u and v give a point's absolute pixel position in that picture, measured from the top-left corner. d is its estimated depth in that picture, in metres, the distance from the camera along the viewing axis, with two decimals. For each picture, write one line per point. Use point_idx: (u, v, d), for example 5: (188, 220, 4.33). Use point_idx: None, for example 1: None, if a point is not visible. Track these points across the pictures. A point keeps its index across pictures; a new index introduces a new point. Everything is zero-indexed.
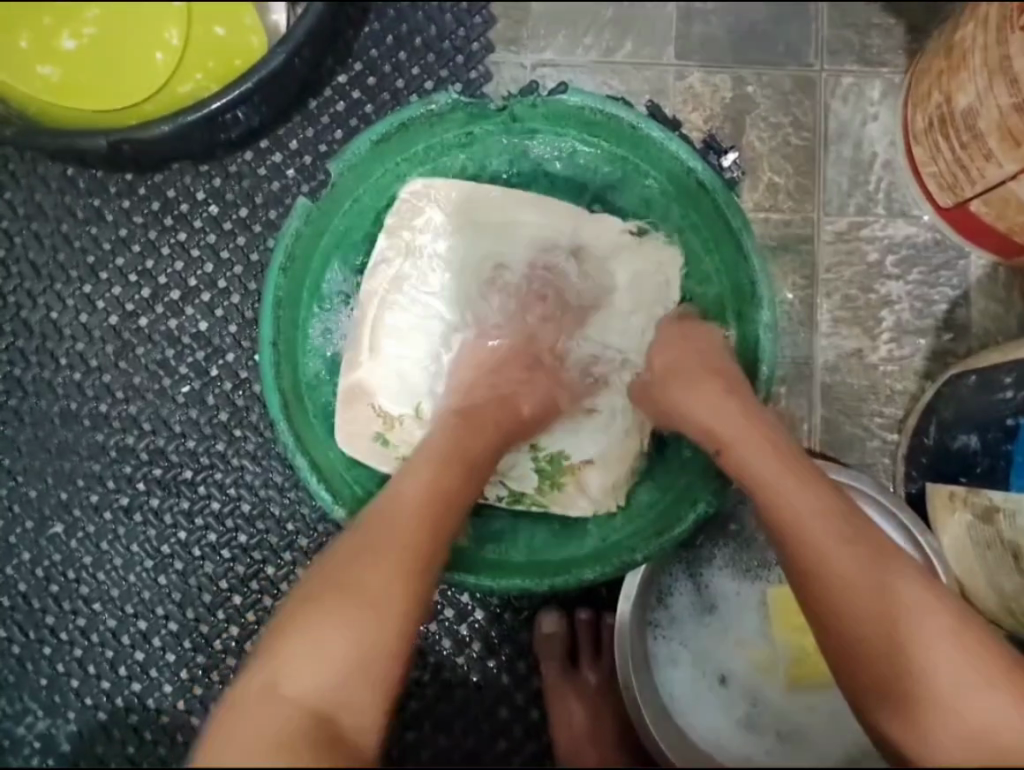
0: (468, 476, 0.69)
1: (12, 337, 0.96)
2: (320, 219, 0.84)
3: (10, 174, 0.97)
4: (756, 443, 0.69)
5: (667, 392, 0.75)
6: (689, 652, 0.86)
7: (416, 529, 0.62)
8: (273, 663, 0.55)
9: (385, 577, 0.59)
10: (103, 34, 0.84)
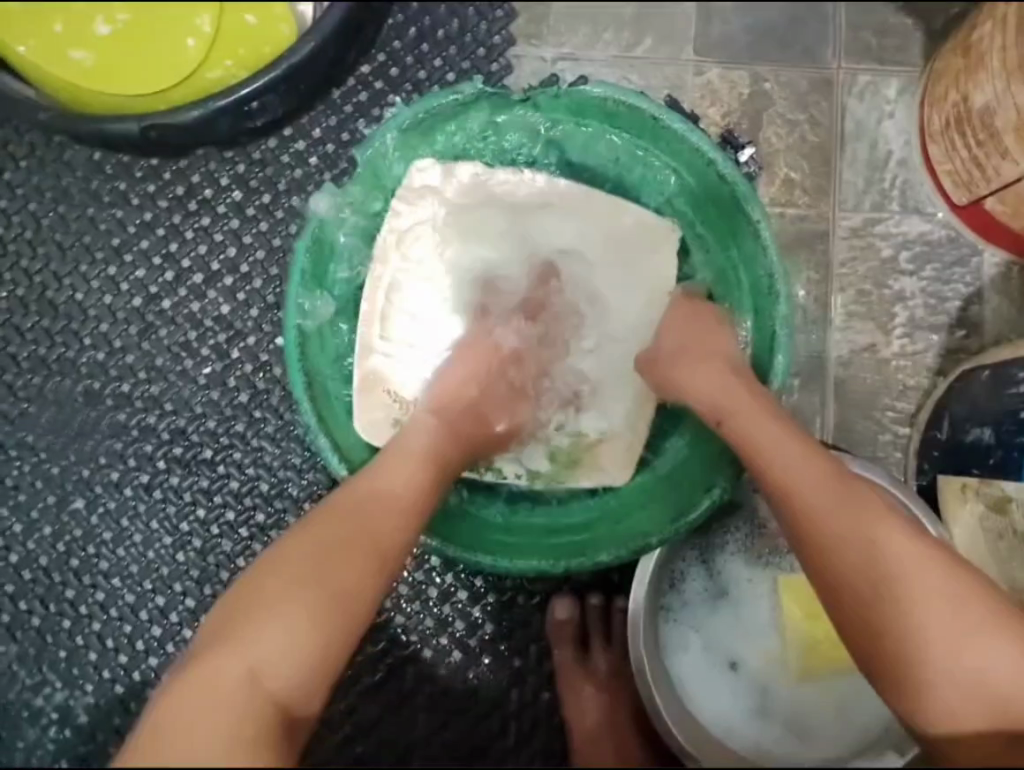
0: (439, 482, 0.71)
1: (37, 316, 0.98)
2: (343, 207, 0.86)
3: (37, 156, 0.99)
4: (757, 414, 0.71)
5: (672, 364, 0.77)
6: (699, 637, 0.88)
7: (382, 529, 0.65)
8: (240, 648, 0.56)
9: (354, 576, 0.61)
10: (135, 20, 0.86)
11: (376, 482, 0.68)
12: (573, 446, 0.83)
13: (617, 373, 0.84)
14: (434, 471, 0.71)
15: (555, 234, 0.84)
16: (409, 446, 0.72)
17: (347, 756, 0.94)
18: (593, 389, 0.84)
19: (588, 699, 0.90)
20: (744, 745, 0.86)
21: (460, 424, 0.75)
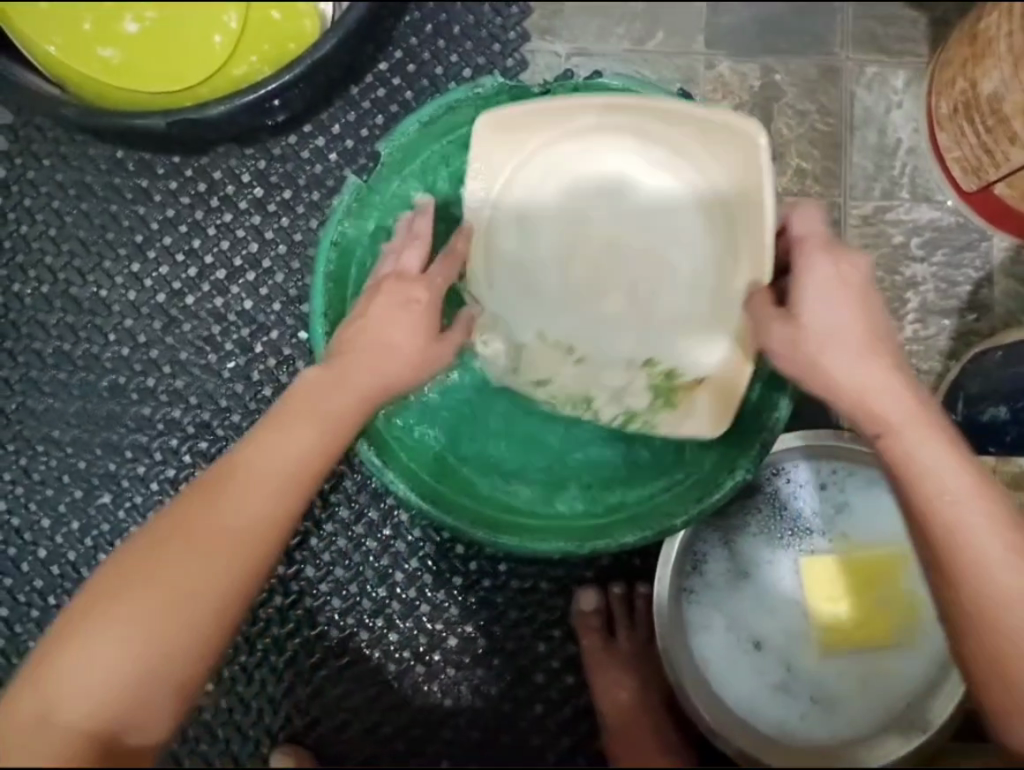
0: (323, 449, 0.66)
1: (62, 312, 1.00)
2: (370, 199, 0.87)
3: (61, 156, 1.01)
4: (908, 424, 0.64)
5: (810, 347, 0.66)
6: (722, 618, 0.89)
7: (247, 512, 0.63)
8: (54, 659, 0.61)
9: (195, 570, 0.61)
10: (163, 17, 0.87)
11: (246, 455, 0.65)
12: (670, 384, 0.81)
13: (720, 309, 0.81)
14: (316, 439, 0.65)
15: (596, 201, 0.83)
16: (291, 408, 0.66)
17: (376, 742, 0.96)
18: (692, 322, 0.83)
19: (620, 684, 0.92)
20: (766, 722, 0.88)
21: (351, 383, 0.67)
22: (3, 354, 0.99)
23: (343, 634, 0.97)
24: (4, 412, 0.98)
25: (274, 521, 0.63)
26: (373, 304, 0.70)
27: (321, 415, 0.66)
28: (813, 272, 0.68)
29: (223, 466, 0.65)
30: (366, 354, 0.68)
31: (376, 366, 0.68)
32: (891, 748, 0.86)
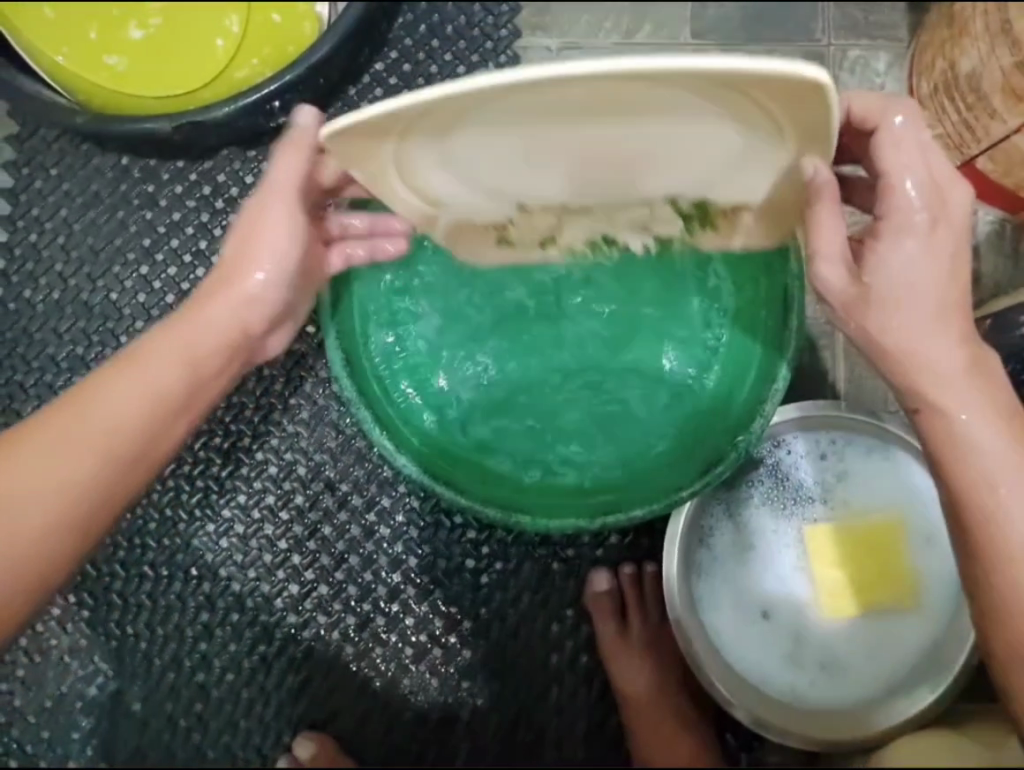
0: (139, 425, 0.64)
1: (74, 317, 1.02)
2: None
3: (68, 165, 1.03)
4: (966, 397, 0.64)
5: (876, 319, 0.64)
6: (730, 590, 0.91)
7: (31, 491, 0.60)
8: None
9: None
10: (166, 25, 0.91)
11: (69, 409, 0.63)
12: (704, 215, 0.70)
13: (745, 171, 0.63)
14: (134, 412, 0.63)
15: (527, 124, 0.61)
16: (121, 364, 0.65)
17: (395, 726, 0.99)
18: (708, 178, 0.64)
19: (637, 668, 0.95)
20: (779, 690, 0.90)
21: (181, 348, 0.65)
22: (18, 360, 1.02)
23: (359, 620, 0.99)
24: (20, 417, 1.01)
25: (80, 492, 0.62)
26: (243, 222, 0.68)
27: (126, 392, 0.64)
28: (907, 236, 0.62)
29: (24, 428, 0.63)
30: (181, 333, 0.66)
31: (191, 341, 0.66)
32: (897, 710, 0.89)
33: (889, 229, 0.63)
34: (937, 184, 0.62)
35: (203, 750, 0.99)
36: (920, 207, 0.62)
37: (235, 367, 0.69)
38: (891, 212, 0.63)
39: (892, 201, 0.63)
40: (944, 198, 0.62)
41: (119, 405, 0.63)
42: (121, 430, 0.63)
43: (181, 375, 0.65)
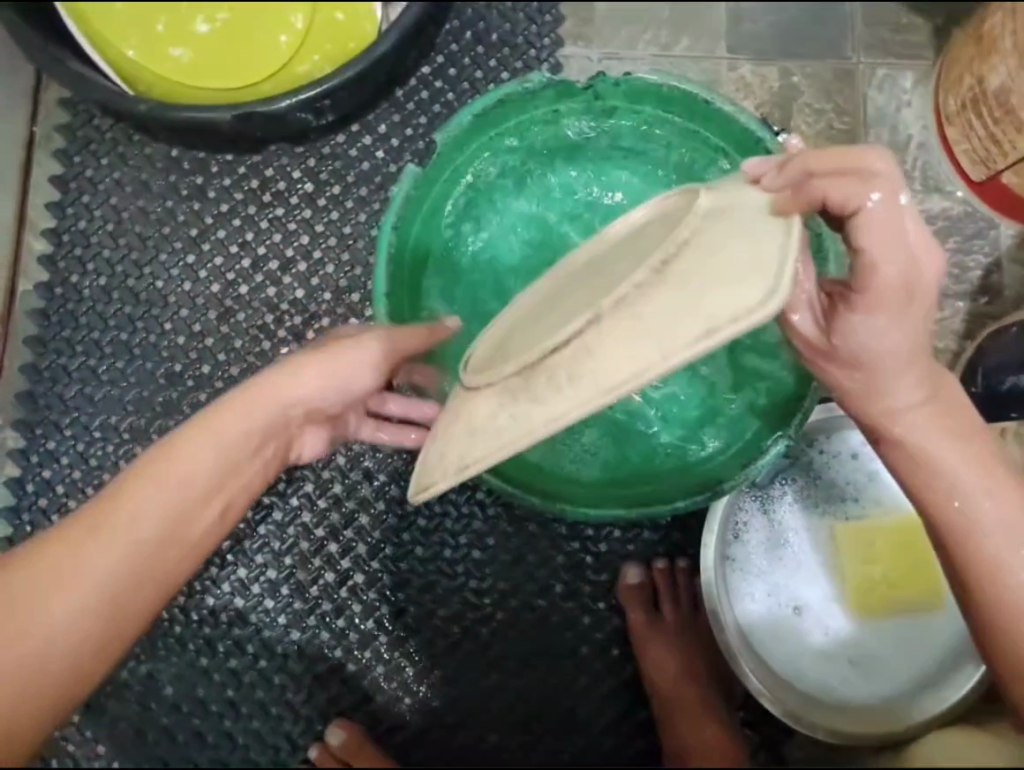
0: (200, 518, 0.65)
1: (119, 303, 1.04)
2: (426, 183, 0.92)
3: (119, 154, 1.06)
4: (919, 418, 0.67)
5: (843, 372, 0.68)
6: (763, 585, 0.93)
7: (69, 582, 0.60)
8: None
9: (47, 632, 0.60)
10: (233, 19, 0.94)
11: (125, 503, 0.62)
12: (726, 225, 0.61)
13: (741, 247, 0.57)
14: (193, 505, 0.64)
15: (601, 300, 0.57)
16: (172, 455, 0.63)
17: (427, 714, 0.99)
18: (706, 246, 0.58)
19: (668, 655, 0.96)
20: (811, 685, 0.91)
21: (237, 444, 0.65)
22: (62, 343, 1.03)
23: (394, 609, 1.00)
24: (63, 400, 1.03)
25: (150, 586, 0.63)
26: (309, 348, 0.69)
27: (166, 487, 0.63)
28: (876, 311, 0.63)
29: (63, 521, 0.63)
30: (221, 438, 0.65)
31: (231, 437, 0.65)
32: (933, 703, 0.90)
33: (862, 302, 0.63)
34: (915, 280, 0.61)
35: (234, 735, 0.99)
36: (894, 300, 0.62)
37: (266, 451, 0.69)
38: (866, 289, 0.62)
39: (867, 279, 0.62)
40: (915, 286, 0.61)
41: (159, 500, 0.63)
42: (183, 522, 0.64)
43: (236, 466, 0.66)
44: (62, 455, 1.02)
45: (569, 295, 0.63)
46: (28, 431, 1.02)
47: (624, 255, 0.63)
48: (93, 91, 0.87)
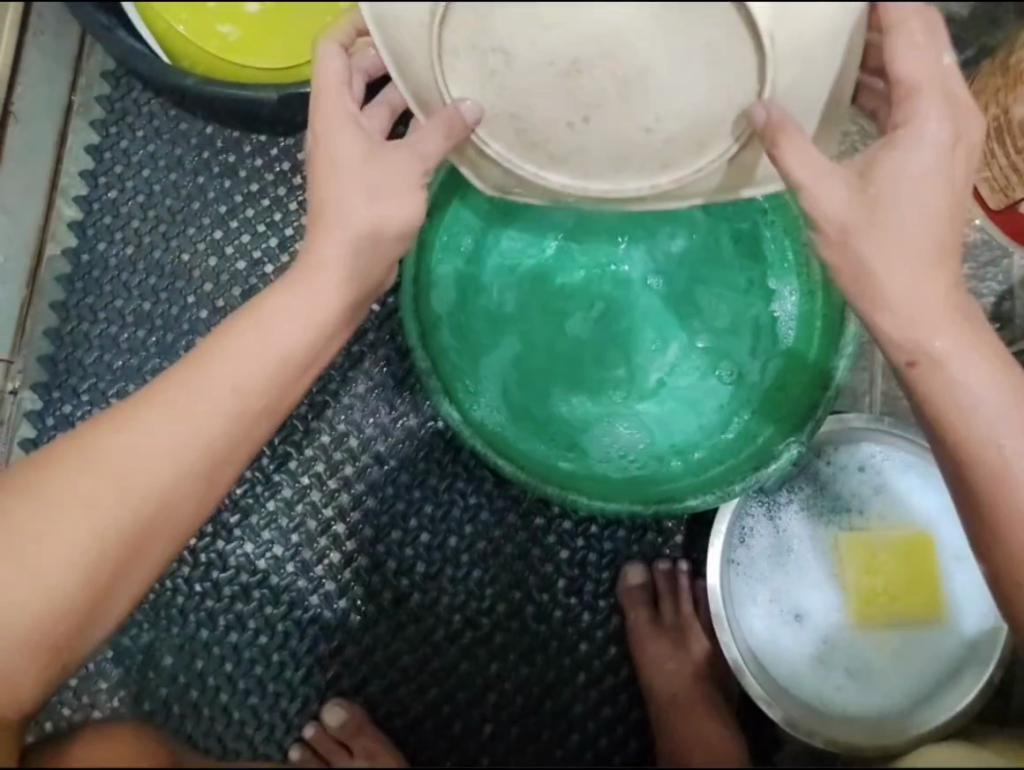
0: (290, 378, 0.69)
1: (144, 274, 1.05)
2: (451, 214, 0.95)
3: (154, 128, 1.07)
4: (951, 336, 0.66)
5: (872, 248, 0.64)
6: (766, 591, 0.94)
7: (167, 445, 0.66)
8: (22, 550, 0.65)
9: (156, 470, 0.66)
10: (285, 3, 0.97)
11: (224, 360, 0.67)
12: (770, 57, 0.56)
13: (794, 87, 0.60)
14: (287, 367, 0.68)
15: (674, 146, 0.60)
16: (263, 313, 0.68)
17: (423, 700, 1.00)
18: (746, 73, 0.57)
19: (666, 656, 0.97)
20: (808, 692, 0.92)
21: (322, 304, 0.69)
22: (85, 310, 1.05)
23: (397, 594, 1.01)
24: (81, 365, 1.04)
25: (245, 434, 0.69)
26: (319, 174, 0.68)
27: (259, 352, 0.67)
28: (923, 144, 0.62)
29: (145, 390, 0.68)
30: (307, 300, 0.68)
31: (315, 303, 0.68)
32: (939, 710, 0.91)
33: (907, 135, 0.62)
34: (950, 93, 0.62)
35: (231, 710, 0.99)
36: (943, 120, 0.62)
37: (353, 318, 0.73)
38: (910, 118, 0.62)
39: (914, 105, 0.62)
40: (952, 92, 0.62)
41: (252, 360, 0.67)
42: (272, 380, 0.68)
43: (317, 329, 0.69)
44: (76, 419, 1.02)
45: (608, 117, 0.58)
46: (45, 394, 1.03)
47: (691, 97, 0.57)
48: (132, 56, 0.92)
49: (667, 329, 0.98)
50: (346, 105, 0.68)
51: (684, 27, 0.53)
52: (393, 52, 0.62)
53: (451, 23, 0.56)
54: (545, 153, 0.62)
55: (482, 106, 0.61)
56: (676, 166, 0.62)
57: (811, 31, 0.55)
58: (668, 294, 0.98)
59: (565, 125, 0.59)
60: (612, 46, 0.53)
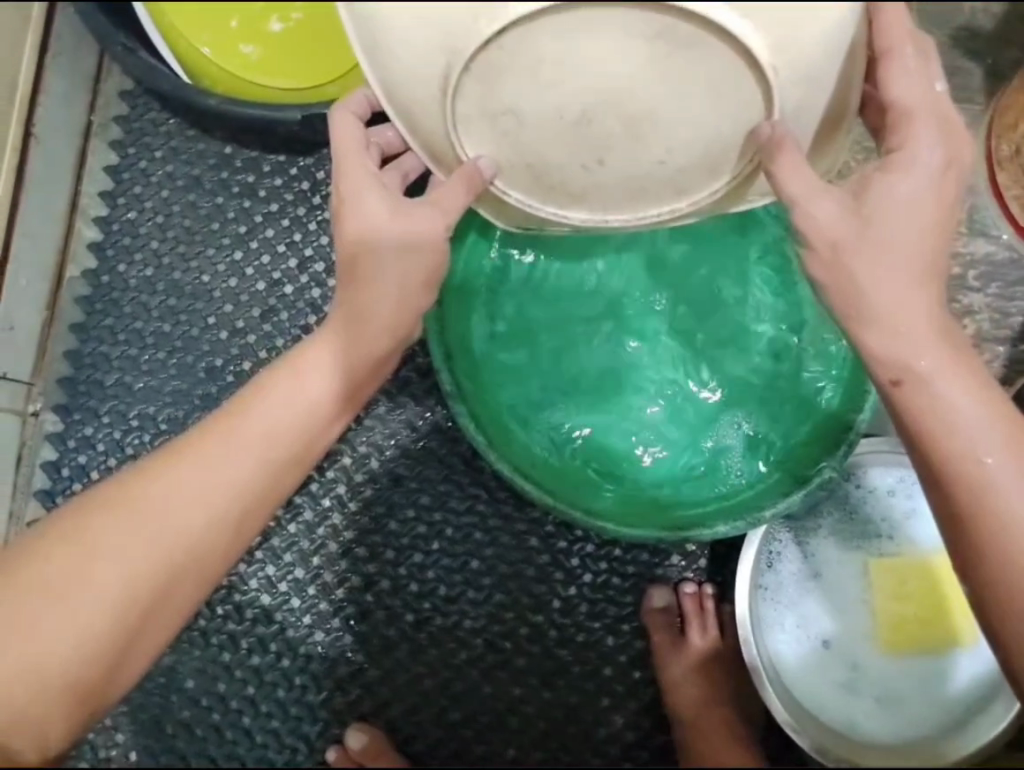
0: (321, 428, 0.71)
1: (164, 295, 1.04)
2: (470, 241, 0.93)
3: (173, 148, 1.06)
4: (935, 355, 0.63)
5: (859, 265, 0.61)
6: (794, 615, 0.93)
7: (200, 493, 0.67)
8: (53, 595, 0.65)
9: (188, 517, 0.66)
10: (304, 20, 0.96)
11: (258, 411, 0.69)
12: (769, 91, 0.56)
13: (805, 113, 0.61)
14: (316, 416, 0.70)
15: (686, 175, 0.62)
16: (296, 365, 0.70)
17: (444, 723, 0.99)
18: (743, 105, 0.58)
19: (688, 680, 0.96)
20: (835, 718, 0.91)
21: (349, 355, 0.70)
22: (105, 330, 1.04)
23: (419, 617, 1.00)
24: (101, 386, 1.03)
25: (276, 484, 0.69)
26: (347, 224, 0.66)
27: (291, 403, 0.69)
28: (914, 169, 0.60)
29: (182, 440, 0.70)
30: (338, 353, 0.70)
31: (347, 355, 0.70)
32: (976, 735, 0.89)
33: (902, 159, 0.60)
34: (942, 115, 0.61)
35: (253, 732, 0.99)
36: (935, 144, 0.60)
37: (386, 370, 0.74)
38: (905, 143, 0.61)
39: (907, 131, 0.60)
40: (945, 115, 0.61)
41: (285, 411, 0.69)
42: (302, 430, 0.69)
43: (346, 381, 0.70)
44: (98, 441, 1.02)
45: (620, 155, 0.60)
46: (66, 416, 1.03)
47: (694, 125, 0.58)
48: (152, 76, 0.91)
49: (693, 354, 0.96)
50: (365, 166, 0.67)
51: (680, 67, 0.55)
52: (405, 119, 0.64)
53: (461, 94, 0.58)
54: (565, 195, 0.64)
55: (498, 162, 0.63)
56: (692, 191, 0.63)
57: (808, 60, 0.56)
58: (691, 318, 0.97)
59: (579, 167, 0.61)
60: (618, 98, 0.56)
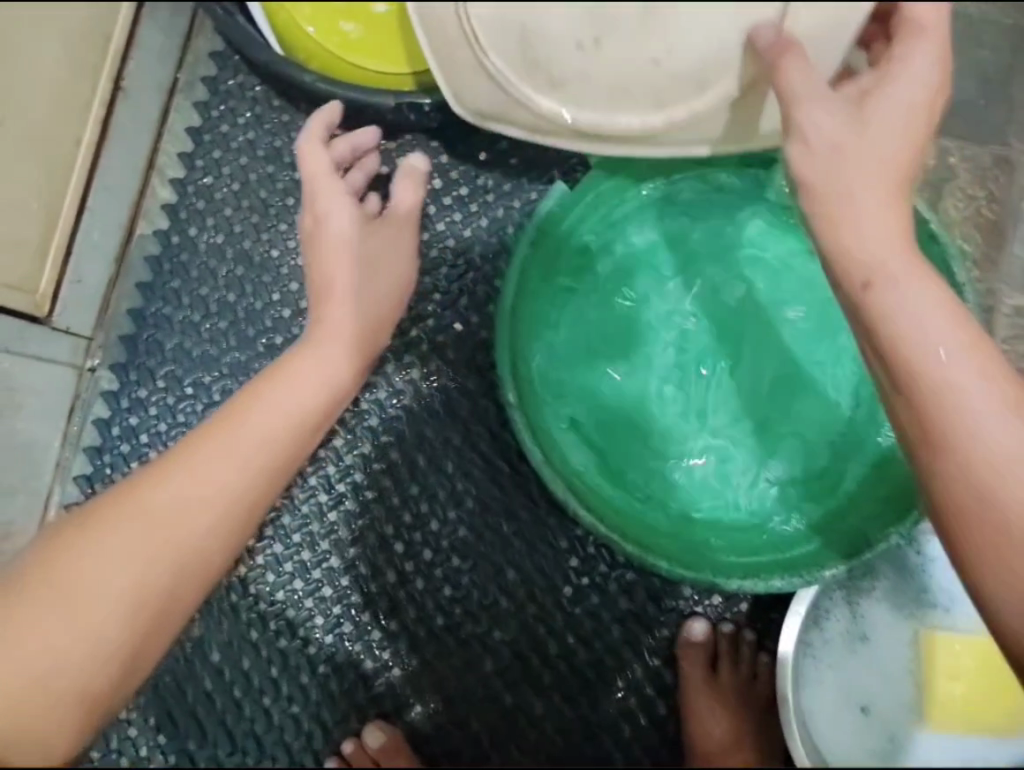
0: (318, 419, 0.75)
1: (232, 264, 1.03)
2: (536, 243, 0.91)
3: (256, 116, 1.04)
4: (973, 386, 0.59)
5: (901, 319, 0.60)
6: (835, 677, 0.90)
7: (199, 488, 0.69)
8: (64, 598, 0.66)
9: (193, 514, 0.69)
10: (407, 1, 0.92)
11: (253, 408, 0.72)
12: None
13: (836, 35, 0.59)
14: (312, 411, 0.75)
15: (677, 86, 0.60)
16: (292, 365, 0.76)
17: (462, 730, 0.99)
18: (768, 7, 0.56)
19: (715, 724, 0.94)
20: None
21: (346, 357, 0.77)
22: (170, 294, 1.03)
23: (448, 622, 0.99)
24: (161, 349, 1.03)
25: (270, 472, 0.72)
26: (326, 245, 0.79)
27: (286, 398, 0.74)
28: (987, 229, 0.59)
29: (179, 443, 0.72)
30: (334, 352, 0.76)
31: (336, 357, 0.76)
32: None
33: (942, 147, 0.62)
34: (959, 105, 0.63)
35: (271, 714, 0.99)
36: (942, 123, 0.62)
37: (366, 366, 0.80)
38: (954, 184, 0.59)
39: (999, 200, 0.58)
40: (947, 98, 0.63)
41: (283, 406, 0.73)
42: (299, 421, 0.74)
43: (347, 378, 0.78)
44: (151, 404, 1.02)
45: (620, 43, 0.57)
46: (123, 375, 1.02)
47: (707, 26, 0.56)
48: (245, 43, 0.90)
49: (763, 391, 0.93)
50: (335, 185, 0.81)
51: None
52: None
53: None
54: (545, 74, 0.61)
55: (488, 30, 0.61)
56: (674, 104, 0.62)
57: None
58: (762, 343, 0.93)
59: (577, 46, 0.58)
60: None
